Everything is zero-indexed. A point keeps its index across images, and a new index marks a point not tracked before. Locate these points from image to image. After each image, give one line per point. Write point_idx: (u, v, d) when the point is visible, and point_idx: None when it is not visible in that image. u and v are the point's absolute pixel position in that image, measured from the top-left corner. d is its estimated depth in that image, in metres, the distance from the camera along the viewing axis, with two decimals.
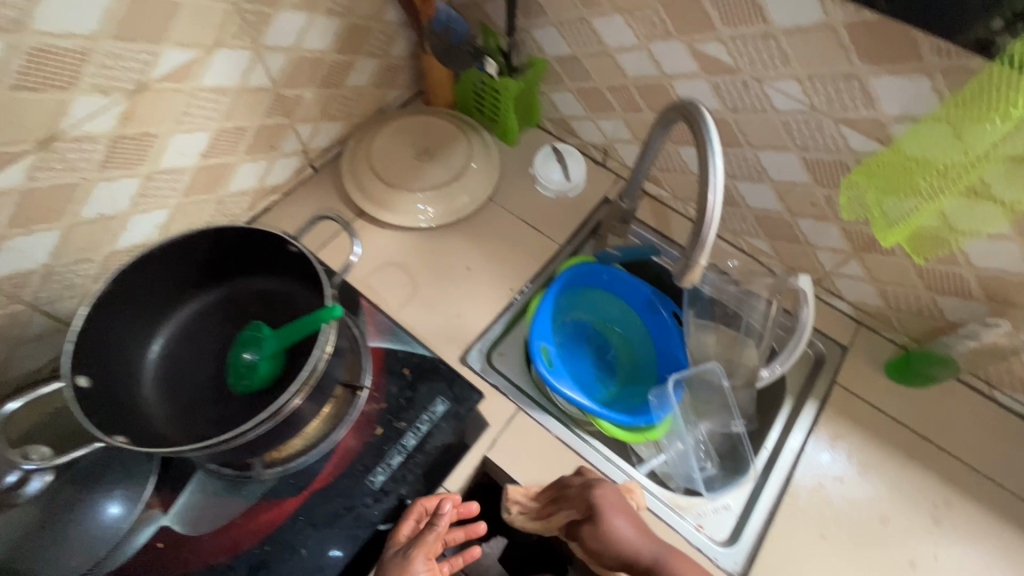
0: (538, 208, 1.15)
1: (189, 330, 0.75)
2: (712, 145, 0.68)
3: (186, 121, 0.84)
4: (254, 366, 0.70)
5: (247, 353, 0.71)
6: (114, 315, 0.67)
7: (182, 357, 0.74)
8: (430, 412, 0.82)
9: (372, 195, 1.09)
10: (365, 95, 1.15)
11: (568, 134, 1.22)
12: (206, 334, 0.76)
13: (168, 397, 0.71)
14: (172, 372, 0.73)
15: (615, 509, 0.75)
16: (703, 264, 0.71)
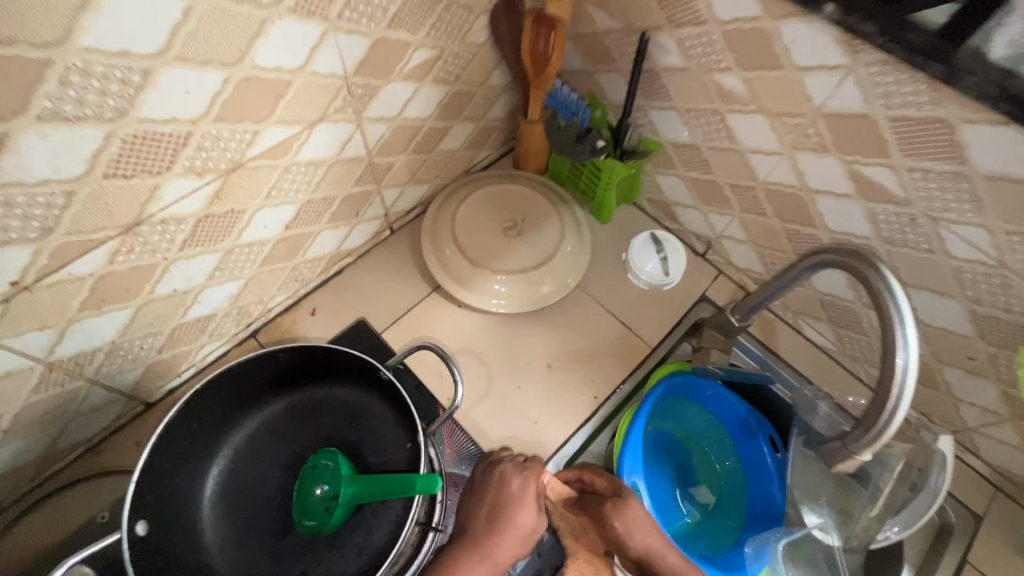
0: (628, 301, 1.05)
1: (255, 445, 0.69)
2: (904, 317, 0.56)
3: (276, 195, 0.77)
4: (325, 512, 0.63)
5: (319, 488, 0.64)
6: (181, 436, 0.63)
7: (245, 474, 0.68)
8: None
9: (451, 271, 1.00)
10: (455, 158, 1.07)
11: (667, 218, 1.11)
12: (273, 448, 0.69)
13: (227, 519, 0.66)
14: (233, 489, 0.67)
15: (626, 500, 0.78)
16: (863, 457, 0.60)
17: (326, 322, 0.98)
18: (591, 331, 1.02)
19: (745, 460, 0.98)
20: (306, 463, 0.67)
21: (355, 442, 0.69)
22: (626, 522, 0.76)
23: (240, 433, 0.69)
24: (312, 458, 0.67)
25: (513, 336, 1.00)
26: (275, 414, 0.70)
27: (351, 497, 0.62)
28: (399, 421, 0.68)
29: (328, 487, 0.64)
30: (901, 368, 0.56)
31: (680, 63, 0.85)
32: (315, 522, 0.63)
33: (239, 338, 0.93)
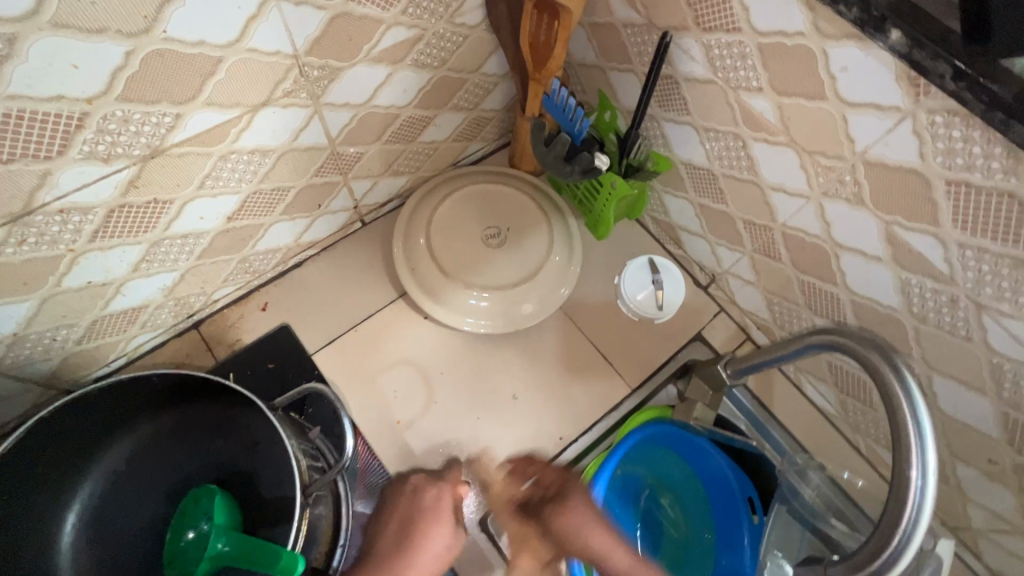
0: (614, 332, 0.95)
1: (135, 467, 0.60)
2: (925, 434, 0.46)
3: (212, 185, 0.66)
4: (191, 558, 0.54)
5: (193, 529, 0.56)
6: (29, 461, 0.54)
7: (116, 501, 0.59)
8: None
9: (422, 280, 0.90)
10: (440, 149, 0.95)
11: (671, 242, 0.99)
12: (151, 476, 0.60)
13: (91, 553, 0.58)
14: (103, 519, 0.58)
15: (586, 501, 0.74)
16: None
17: (278, 319, 0.89)
18: (568, 360, 0.92)
19: (715, 504, 0.89)
20: (187, 496, 0.58)
21: (250, 472, 0.60)
22: (572, 519, 0.72)
23: (116, 453, 0.60)
24: (191, 494, 0.58)
25: (481, 358, 0.91)
26: (160, 434, 0.61)
27: (216, 554, 0.52)
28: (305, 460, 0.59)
29: (206, 529, 0.55)
30: (916, 491, 0.45)
31: (703, 73, 0.71)
32: (177, 574, 0.53)
33: (178, 329, 0.85)
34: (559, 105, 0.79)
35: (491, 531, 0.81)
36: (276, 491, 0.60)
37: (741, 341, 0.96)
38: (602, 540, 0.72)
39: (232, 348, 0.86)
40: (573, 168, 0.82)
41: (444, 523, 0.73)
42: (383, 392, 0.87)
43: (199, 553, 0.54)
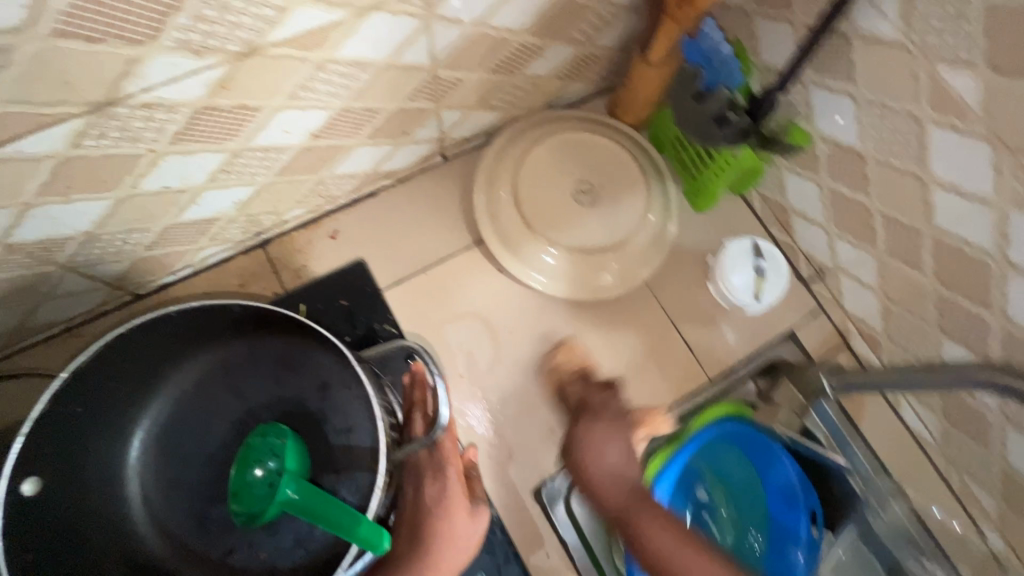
0: (698, 316, 0.87)
1: (203, 390, 0.57)
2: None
3: (303, 96, 0.59)
4: (257, 496, 0.52)
5: (259, 467, 0.53)
6: None
7: (182, 422, 0.56)
8: None
9: (501, 229, 0.83)
10: (541, 86, 0.85)
11: (778, 227, 0.89)
12: (221, 400, 0.57)
13: (155, 468, 0.55)
14: (169, 438, 0.56)
15: (604, 441, 0.64)
16: None
17: (346, 250, 0.84)
18: (644, 339, 0.86)
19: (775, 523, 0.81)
20: (255, 430, 0.55)
21: (316, 412, 0.57)
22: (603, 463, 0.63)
23: (185, 373, 0.56)
24: (261, 430, 0.55)
25: (553, 322, 0.85)
26: (229, 359, 0.57)
27: (285, 500, 0.50)
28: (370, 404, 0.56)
29: (273, 466, 0.52)
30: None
31: (891, 34, 0.59)
32: (243, 510, 0.52)
33: (245, 246, 0.80)
34: (706, 51, 0.71)
35: (544, 503, 0.78)
36: (344, 438, 0.57)
37: (836, 346, 0.87)
38: (661, 539, 0.59)
39: (297, 274, 0.82)
40: (709, 135, 0.74)
41: (462, 511, 0.64)
42: (447, 342, 0.82)
43: (269, 492, 0.51)
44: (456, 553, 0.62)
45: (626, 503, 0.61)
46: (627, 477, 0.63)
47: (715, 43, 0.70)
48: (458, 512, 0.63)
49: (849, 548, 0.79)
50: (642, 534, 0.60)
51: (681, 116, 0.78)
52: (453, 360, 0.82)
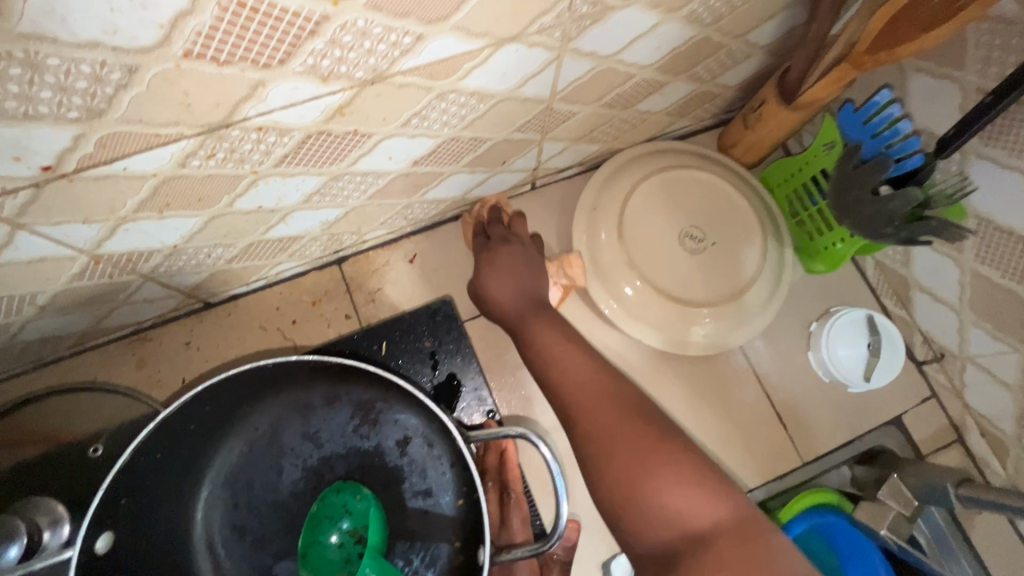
0: (794, 388, 0.79)
1: (278, 431, 0.53)
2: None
3: (416, 124, 0.54)
4: (331, 564, 0.48)
5: (337, 531, 0.49)
6: (186, 416, 0.47)
7: (256, 468, 0.52)
8: None
9: (598, 264, 0.78)
10: (649, 121, 0.78)
11: (895, 299, 0.80)
12: (297, 445, 0.53)
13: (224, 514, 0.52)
14: (242, 482, 0.52)
15: (500, 270, 0.68)
16: None
17: (423, 276, 0.79)
18: (731, 406, 0.78)
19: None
20: (331, 486, 0.51)
21: (394, 470, 0.53)
22: (489, 267, 0.69)
23: (265, 412, 0.53)
24: (342, 487, 0.51)
25: (633, 378, 0.78)
26: (312, 401, 0.54)
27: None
28: (454, 470, 0.51)
29: (347, 527, 0.49)
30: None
31: None
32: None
33: (321, 263, 0.76)
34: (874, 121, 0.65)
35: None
36: (421, 501, 0.52)
37: (947, 441, 0.78)
38: (573, 360, 0.58)
39: (371, 296, 0.78)
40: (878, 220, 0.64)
41: None
42: (520, 388, 0.76)
43: (345, 560, 0.48)
44: None
45: (523, 311, 0.65)
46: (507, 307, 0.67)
47: (887, 112, 0.63)
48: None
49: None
50: (555, 371, 0.58)
51: (845, 200, 0.67)
52: (525, 406, 0.76)
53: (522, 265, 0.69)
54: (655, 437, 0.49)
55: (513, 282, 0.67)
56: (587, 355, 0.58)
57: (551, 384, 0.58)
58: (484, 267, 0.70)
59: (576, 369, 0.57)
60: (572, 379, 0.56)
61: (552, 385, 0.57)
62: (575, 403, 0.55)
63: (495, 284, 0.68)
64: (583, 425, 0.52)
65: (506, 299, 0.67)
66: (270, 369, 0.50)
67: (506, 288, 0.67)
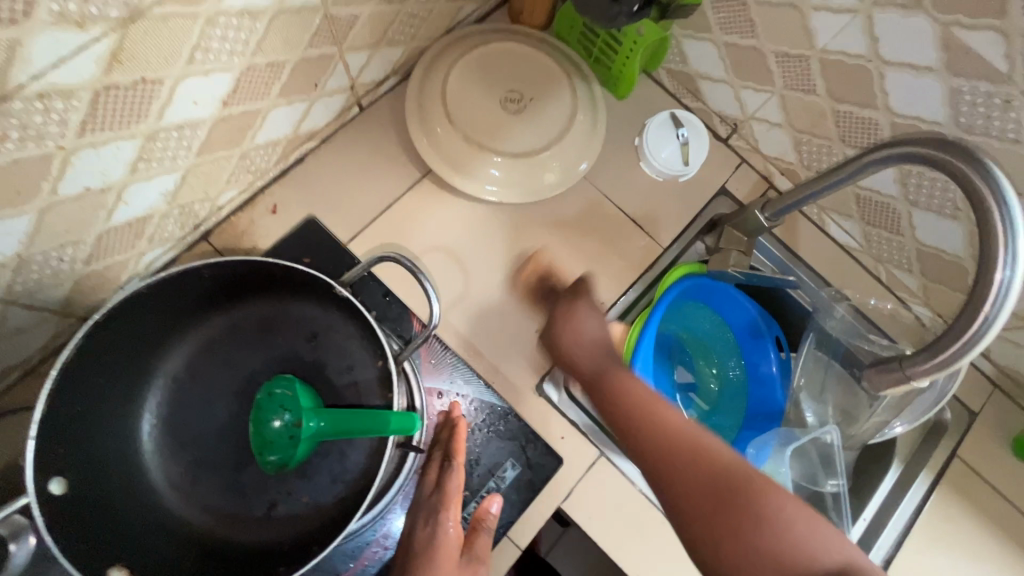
0: (641, 197, 0.92)
1: (195, 371, 0.58)
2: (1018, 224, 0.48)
3: (202, 59, 0.57)
4: (284, 445, 0.54)
5: (278, 418, 0.55)
6: (93, 373, 0.52)
7: (188, 404, 0.58)
8: (498, 477, 0.76)
9: (441, 152, 0.85)
10: (435, 11, 0.85)
11: (690, 95, 0.94)
12: (217, 376, 0.59)
13: (173, 455, 0.57)
14: (178, 424, 0.57)
15: (590, 309, 0.76)
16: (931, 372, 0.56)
17: (290, 222, 0.83)
18: (596, 227, 0.90)
19: (751, 391, 0.93)
20: (260, 390, 0.57)
21: (314, 361, 0.60)
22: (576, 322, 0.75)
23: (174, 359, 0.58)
24: (266, 385, 0.56)
25: (508, 235, 0.88)
26: (213, 336, 0.59)
27: (314, 433, 0.53)
28: (364, 338, 0.58)
29: (290, 417, 0.54)
30: (999, 286, 0.49)
31: None
32: (274, 458, 0.54)
33: (187, 243, 0.78)
34: None
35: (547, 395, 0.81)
36: (347, 376, 0.59)
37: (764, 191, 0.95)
38: (664, 415, 0.63)
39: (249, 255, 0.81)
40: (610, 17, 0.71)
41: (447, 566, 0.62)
42: None
43: (293, 437, 0.53)
44: None
45: (591, 373, 0.70)
46: (596, 356, 0.72)
47: None
48: (445, 563, 0.61)
49: (805, 372, 0.90)
50: (618, 393, 0.66)
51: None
52: None
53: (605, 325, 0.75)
54: (693, 459, 0.58)
55: (597, 328, 0.74)
56: (633, 405, 0.65)
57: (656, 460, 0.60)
58: (565, 327, 0.75)
59: (674, 418, 0.62)
60: (665, 434, 0.60)
61: (664, 454, 0.59)
62: (687, 455, 0.58)
63: (599, 342, 0.73)
64: (662, 468, 0.59)
65: (585, 359, 0.72)
66: (160, 315, 0.55)
67: (588, 341, 0.73)
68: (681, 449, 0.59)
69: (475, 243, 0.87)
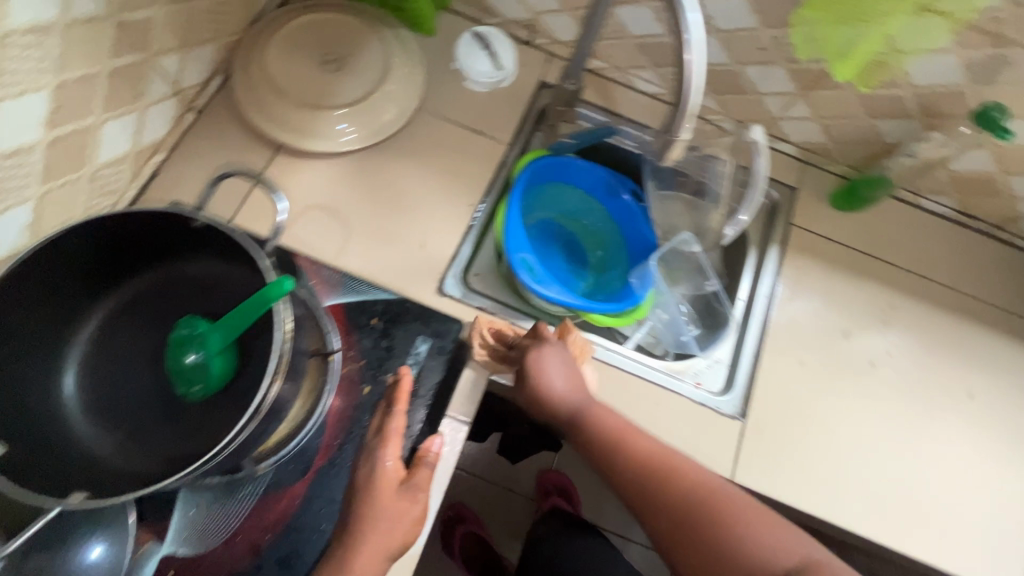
0: (474, 108, 1.03)
1: (105, 348, 0.65)
2: None
3: (9, 80, 0.62)
4: (201, 373, 0.61)
5: (189, 354, 0.61)
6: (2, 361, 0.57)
7: (108, 376, 0.64)
8: (414, 355, 0.76)
9: (281, 123, 0.93)
10: (231, 4, 0.92)
11: (485, 14, 1.07)
12: (128, 346, 0.65)
13: (107, 423, 0.63)
14: (105, 395, 0.64)
15: (555, 369, 0.75)
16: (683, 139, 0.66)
17: None
18: (444, 146, 1.00)
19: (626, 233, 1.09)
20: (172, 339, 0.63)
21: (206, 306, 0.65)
22: (546, 377, 0.75)
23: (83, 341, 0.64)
24: (174, 333, 0.63)
25: (370, 177, 0.96)
26: (112, 314, 0.66)
27: (219, 345, 0.60)
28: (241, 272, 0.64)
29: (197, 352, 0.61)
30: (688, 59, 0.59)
31: None
32: (200, 383, 0.61)
33: None
34: None
35: (447, 291, 0.89)
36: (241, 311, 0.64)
37: None
38: (633, 446, 0.73)
39: None
40: None
41: (385, 498, 0.63)
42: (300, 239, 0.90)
43: (206, 359, 0.60)
44: (378, 536, 0.62)
45: (571, 414, 0.76)
46: (570, 402, 0.76)
47: None
48: (385, 495, 0.64)
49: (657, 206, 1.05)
50: (593, 434, 0.74)
51: None
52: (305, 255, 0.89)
53: (573, 369, 0.77)
54: (666, 477, 0.71)
55: (567, 376, 0.76)
56: (609, 435, 0.74)
57: (637, 495, 0.72)
58: (538, 365, 0.75)
59: (645, 445, 0.73)
60: (641, 462, 0.72)
61: (647, 488, 0.71)
62: (662, 485, 0.70)
63: (568, 392, 0.76)
64: (643, 504, 0.71)
65: (559, 404, 0.76)
66: (50, 302, 0.61)
67: (564, 381, 0.76)
68: (655, 480, 0.71)
69: (342, 192, 0.94)
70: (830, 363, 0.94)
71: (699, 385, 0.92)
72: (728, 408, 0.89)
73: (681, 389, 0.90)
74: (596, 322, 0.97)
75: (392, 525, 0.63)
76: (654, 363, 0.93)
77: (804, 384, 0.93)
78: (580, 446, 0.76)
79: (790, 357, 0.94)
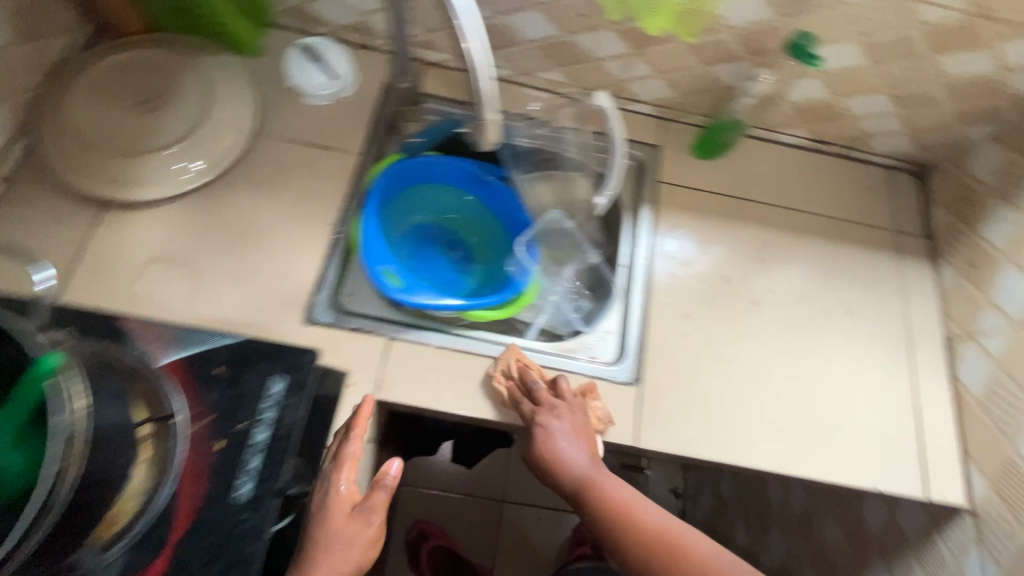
0: (318, 123, 0.98)
1: None
2: None
3: None
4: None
5: None
6: None
7: None
8: (269, 394, 0.68)
9: (101, 176, 0.86)
10: (18, 58, 0.84)
11: (313, 24, 1.02)
12: None
13: None
14: None
15: (573, 435, 0.80)
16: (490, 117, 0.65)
17: None
18: (290, 167, 0.94)
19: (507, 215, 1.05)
20: None
21: None
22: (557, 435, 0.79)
23: None
24: None
25: (213, 215, 0.89)
26: None
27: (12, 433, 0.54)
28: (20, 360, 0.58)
29: None
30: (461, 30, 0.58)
31: None
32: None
33: None
34: None
35: (311, 317, 0.85)
36: None
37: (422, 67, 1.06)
38: (642, 518, 0.73)
39: None
40: None
41: (339, 519, 0.65)
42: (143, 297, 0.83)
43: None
44: (331, 559, 0.63)
45: (583, 483, 0.77)
46: (582, 472, 0.78)
47: None
48: (337, 518, 0.65)
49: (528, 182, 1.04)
50: (603, 506, 0.75)
51: None
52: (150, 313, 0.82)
53: (587, 433, 0.81)
54: (670, 553, 0.69)
55: (583, 448, 0.80)
56: (618, 507, 0.75)
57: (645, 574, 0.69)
58: (551, 429, 0.80)
59: (651, 520, 0.73)
60: (643, 538, 0.71)
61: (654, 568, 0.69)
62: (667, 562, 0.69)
63: (577, 462, 0.79)
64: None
65: (571, 471, 0.78)
66: None
67: (578, 450, 0.79)
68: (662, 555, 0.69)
69: (184, 237, 0.87)
70: (715, 310, 0.96)
71: (592, 360, 0.91)
72: (622, 376, 0.89)
73: (574, 367, 0.89)
74: (481, 317, 0.94)
75: (348, 547, 0.65)
76: (544, 346, 0.92)
77: (692, 335, 0.94)
78: (590, 522, 0.76)
79: (675, 313, 0.95)
